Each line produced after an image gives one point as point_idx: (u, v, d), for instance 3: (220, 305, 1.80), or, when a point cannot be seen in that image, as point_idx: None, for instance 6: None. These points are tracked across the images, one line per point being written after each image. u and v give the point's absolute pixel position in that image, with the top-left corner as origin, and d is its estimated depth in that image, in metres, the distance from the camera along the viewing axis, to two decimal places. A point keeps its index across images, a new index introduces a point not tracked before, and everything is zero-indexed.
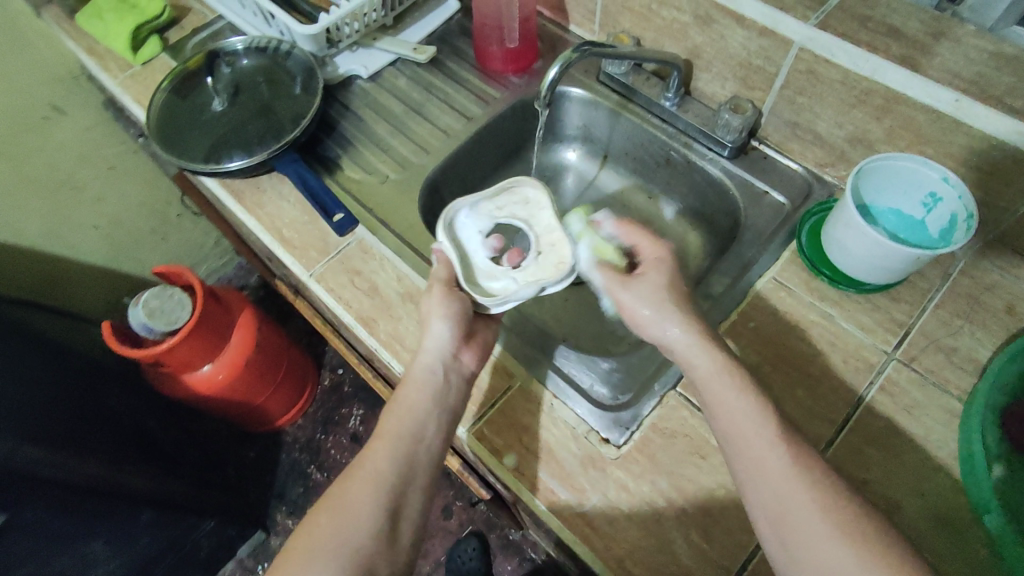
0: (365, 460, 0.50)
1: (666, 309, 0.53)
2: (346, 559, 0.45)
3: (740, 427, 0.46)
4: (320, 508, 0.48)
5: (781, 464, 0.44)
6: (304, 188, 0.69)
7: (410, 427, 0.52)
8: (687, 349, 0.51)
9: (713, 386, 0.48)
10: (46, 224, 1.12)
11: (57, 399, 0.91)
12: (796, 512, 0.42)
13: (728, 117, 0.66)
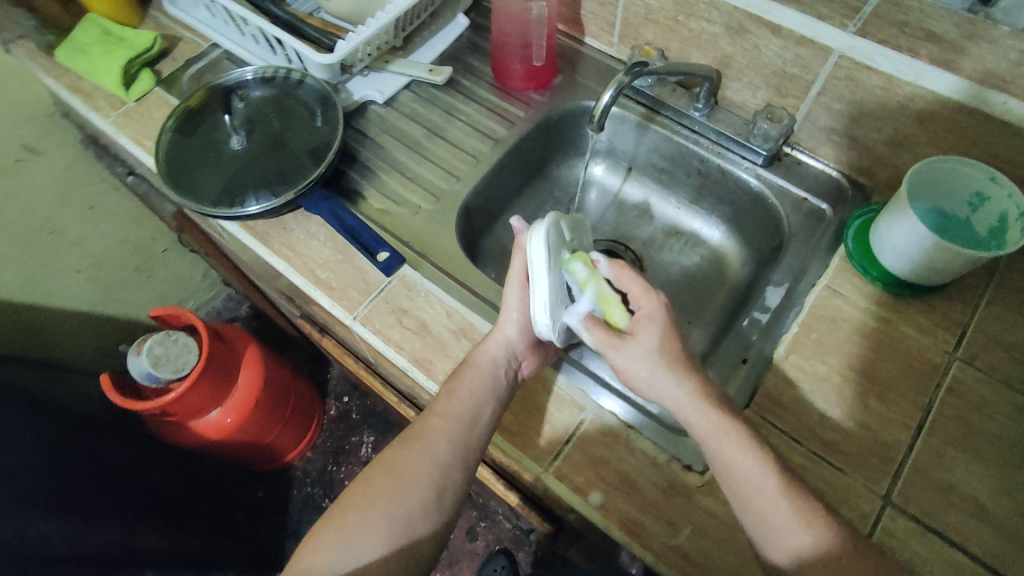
0: (421, 434, 0.56)
1: (664, 373, 0.52)
2: (393, 519, 0.53)
3: (736, 464, 0.48)
4: (379, 466, 0.55)
5: (776, 499, 0.47)
6: (343, 229, 0.66)
7: (466, 414, 0.56)
8: (687, 412, 0.50)
9: (704, 428, 0.49)
10: (26, 273, 1.04)
11: (58, 465, 0.85)
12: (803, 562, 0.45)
13: (767, 127, 0.66)
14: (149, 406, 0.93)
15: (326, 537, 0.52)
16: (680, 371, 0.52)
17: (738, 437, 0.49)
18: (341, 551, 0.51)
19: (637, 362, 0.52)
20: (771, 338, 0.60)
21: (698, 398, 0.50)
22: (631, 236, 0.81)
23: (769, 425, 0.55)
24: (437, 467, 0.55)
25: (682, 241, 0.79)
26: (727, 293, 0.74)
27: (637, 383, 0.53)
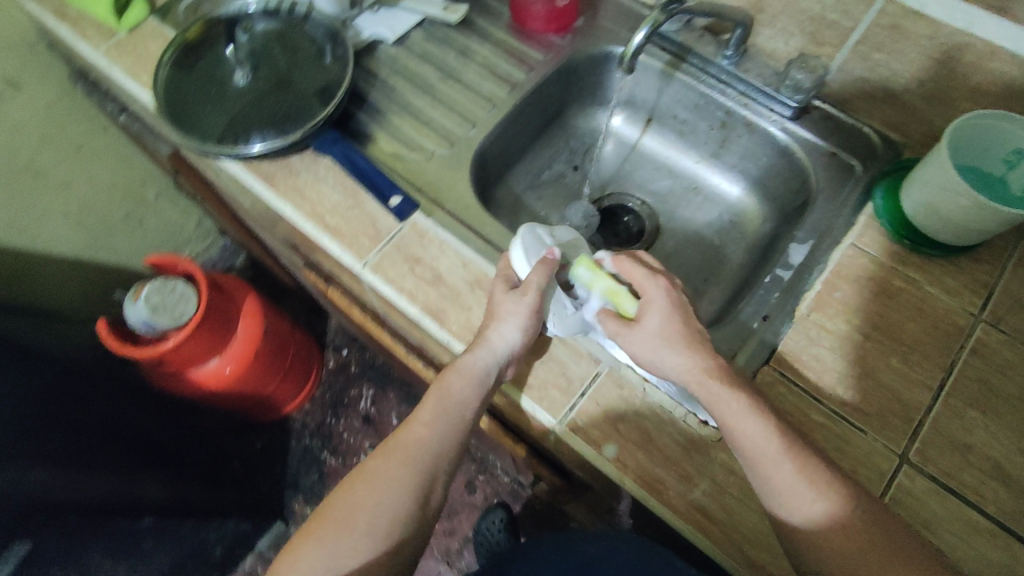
0: (383, 458, 0.55)
1: (670, 348, 0.51)
2: (371, 534, 0.52)
3: (753, 440, 0.47)
4: (337, 498, 0.54)
5: (799, 475, 0.45)
6: (355, 172, 0.64)
7: (430, 437, 0.55)
8: (689, 381, 0.50)
9: (717, 403, 0.48)
10: (13, 216, 1.00)
11: (63, 407, 0.83)
12: (813, 525, 0.45)
13: (800, 77, 0.63)
14: (146, 352, 0.91)
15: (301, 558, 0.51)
16: (687, 343, 0.51)
17: (752, 409, 0.47)
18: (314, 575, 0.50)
19: (644, 337, 0.52)
20: (794, 295, 0.59)
21: (702, 367, 0.50)
22: (647, 191, 0.79)
23: (789, 382, 0.55)
24: (399, 496, 0.53)
25: (700, 197, 0.77)
26: (746, 251, 0.73)
27: (642, 363, 0.52)
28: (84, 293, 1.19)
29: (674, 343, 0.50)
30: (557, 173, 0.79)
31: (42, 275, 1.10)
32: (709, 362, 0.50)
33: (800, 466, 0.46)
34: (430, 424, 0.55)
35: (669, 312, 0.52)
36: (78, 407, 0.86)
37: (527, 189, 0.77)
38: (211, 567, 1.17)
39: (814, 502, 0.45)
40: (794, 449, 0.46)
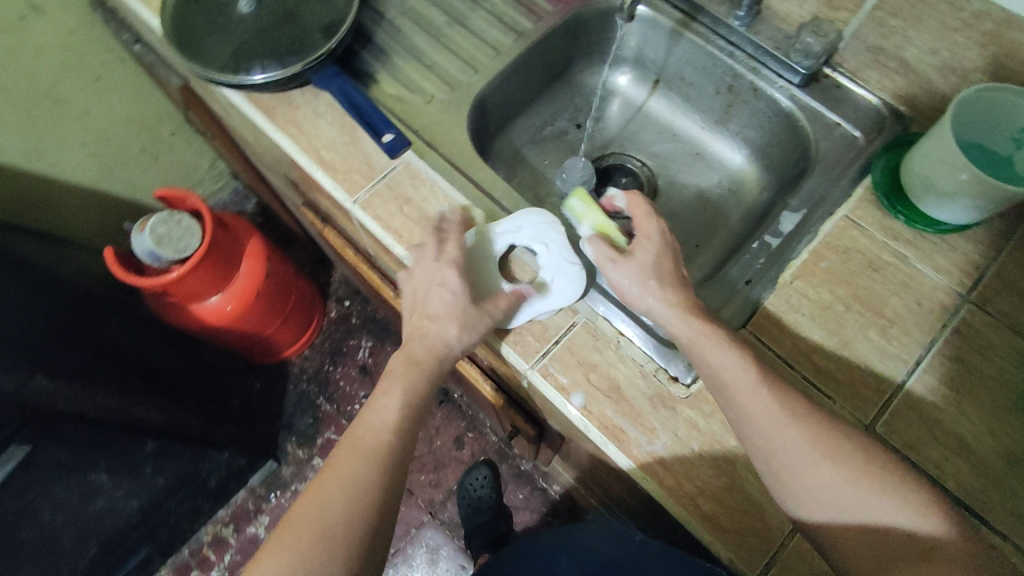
0: (326, 473, 0.52)
1: (653, 287, 0.52)
2: (344, 536, 0.49)
3: (810, 463, 0.45)
4: (282, 527, 0.51)
5: (855, 496, 0.45)
6: (350, 106, 0.64)
7: (371, 444, 0.53)
8: (671, 318, 0.50)
9: (767, 423, 0.46)
10: (31, 141, 1.01)
11: (58, 330, 0.86)
12: (794, 461, 0.45)
13: (811, 41, 0.62)
14: (150, 283, 0.93)
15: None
16: (670, 284, 0.53)
17: (805, 428, 0.46)
18: None
19: (635, 278, 0.53)
20: (780, 261, 0.58)
21: (685, 304, 0.51)
22: (649, 153, 0.78)
23: (763, 346, 0.55)
24: (346, 505, 0.50)
25: (702, 163, 0.76)
26: (741, 220, 0.72)
27: (625, 295, 0.53)
28: (97, 224, 1.22)
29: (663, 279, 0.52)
30: (559, 129, 0.79)
31: (56, 201, 1.12)
32: (689, 304, 0.51)
33: (858, 484, 0.45)
34: (372, 434, 0.54)
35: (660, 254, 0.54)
36: (76, 337, 0.88)
37: (527, 143, 0.77)
38: (205, 497, 1.21)
39: (868, 522, 0.45)
40: (852, 471, 0.45)
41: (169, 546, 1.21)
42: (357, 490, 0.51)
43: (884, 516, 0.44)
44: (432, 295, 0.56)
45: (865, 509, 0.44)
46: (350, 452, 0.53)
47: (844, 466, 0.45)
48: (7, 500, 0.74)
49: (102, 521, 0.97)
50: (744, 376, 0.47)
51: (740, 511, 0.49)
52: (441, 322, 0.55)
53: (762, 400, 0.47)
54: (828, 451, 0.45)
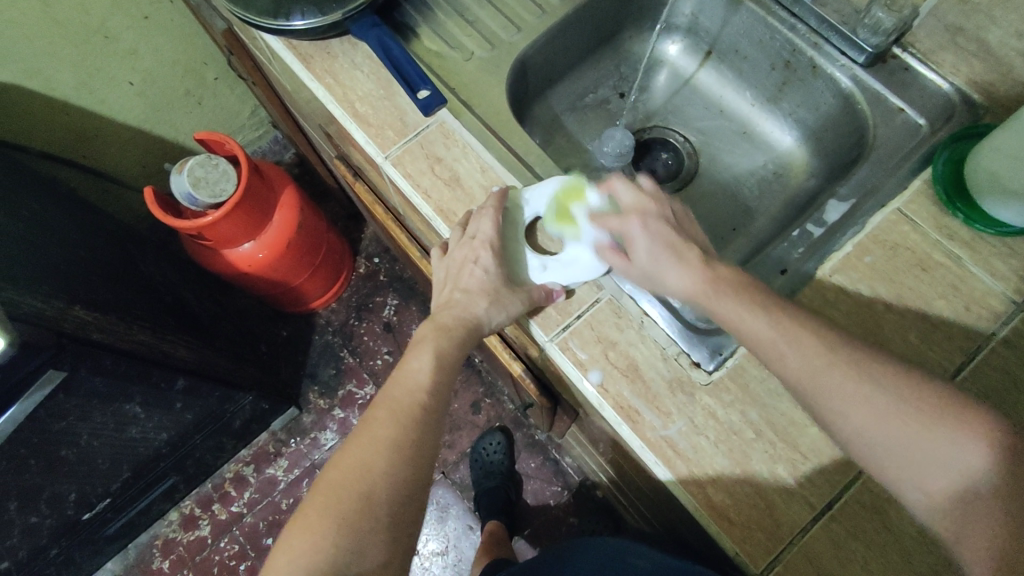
0: (363, 436, 0.52)
1: (671, 264, 0.49)
2: (378, 497, 0.49)
3: (875, 421, 0.42)
4: (320, 488, 0.50)
5: (926, 441, 0.41)
6: (387, 60, 0.62)
7: (406, 405, 0.53)
8: (695, 296, 0.48)
9: (828, 388, 0.43)
10: (82, 77, 1.02)
11: (86, 267, 0.88)
12: (850, 402, 0.42)
13: (881, 16, 0.58)
14: (186, 225, 0.95)
15: (305, 541, 0.47)
16: (686, 256, 0.49)
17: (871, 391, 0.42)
18: (325, 549, 0.46)
19: (650, 260, 0.50)
20: (820, 254, 0.55)
21: (705, 278, 0.48)
22: (693, 128, 0.75)
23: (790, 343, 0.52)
24: (389, 464, 0.50)
25: (747, 143, 0.73)
26: (782, 206, 0.69)
27: (651, 285, 0.51)
28: (140, 163, 1.24)
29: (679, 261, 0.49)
30: (601, 98, 0.76)
31: (102, 138, 1.14)
32: (712, 275, 0.48)
33: (917, 419, 0.41)
34: (406, 396, 0.54)
35: (665, 227, 0.51)
36: (105, 276, 0.91)
37: (567, 109, 0.74)
38: (230, 436, 1.25)
39: (957, 480, 0.40)
40: (925, 425, 0.41)
41: (193, 478, 1.27)
42: (398, 450, 0.51)
43: (965, 464, 0.40)
44: (466, 271, 0.56)
45: (947, 457, 0.40)
46: (386, 415, 0.53)
47: (919, 418, 0.41)
48: (50, 420, 0.78)
49: (135, 449, 1.02)
50: (801, 332, 0.44)
51: (751, 506, 0.48)
52: (472, 298, 0.56)
53: (812, 354, 0.44)
54: (894, 406, 0.42)
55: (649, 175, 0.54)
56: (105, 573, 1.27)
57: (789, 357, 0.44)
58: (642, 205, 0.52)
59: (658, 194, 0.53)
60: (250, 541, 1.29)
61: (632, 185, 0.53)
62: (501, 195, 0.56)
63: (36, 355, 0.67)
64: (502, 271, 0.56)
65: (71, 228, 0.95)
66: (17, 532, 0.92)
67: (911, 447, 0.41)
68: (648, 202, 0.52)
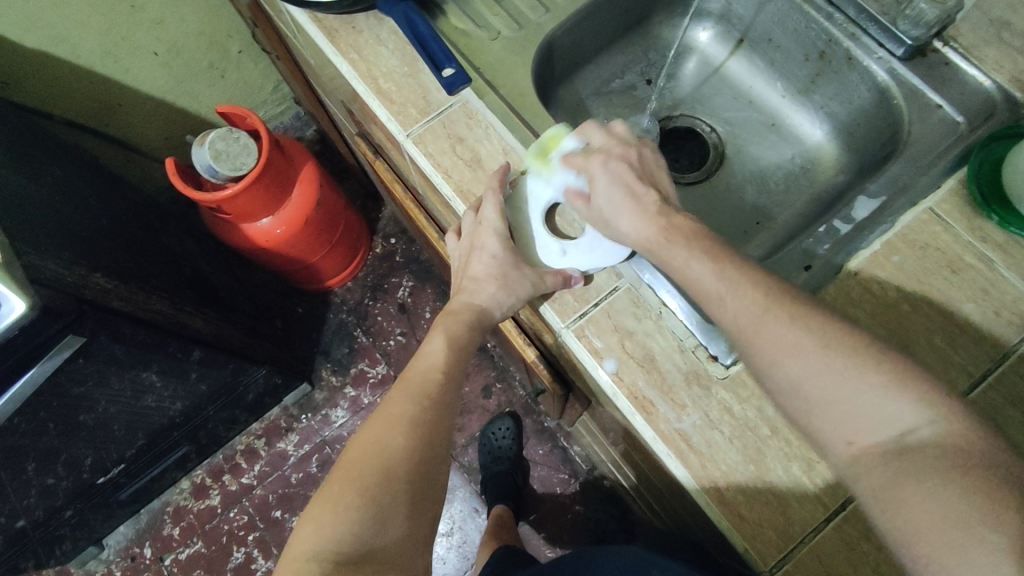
0: (381, 413, 0.53)
1: (625, 206, 0.51)
2: (400, 471, 0.49)
3: (808, 372, 0.41)
4: (341, 463, 0.50)
5: (855, 397, 0.40)
6: (412, 36, 0.60)
7: (423, 384, 0.55)
8: (643, 244, 0.49)
9: (763, 338, 0.43)
10: (107, 45, 1.02)
11: (109, 237, 0.89)
12: (782, 358, 0.42)
13: (924, 7, 0.55)
14: (207, 196, 0.95)
15: (327, 513, 0.47)
16: (642, 200, 0.51)
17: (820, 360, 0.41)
18: (349, 520, 0.46)
19: (606, 202, 0.52)
20: (847, 250, 0.54)
21: (654, 226, 0.49)
22: (721, 118, 0.73)
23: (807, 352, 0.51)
24: (408, 439, 0.51)
25: (775, 135, 0.71)
26: (809, 201, 0.67)
27: (609, 230, 0.53)
28: (163, 134, 1.25)
29: (629, 209, 0.50)
30: (627, 83, 0.74)
31: (125, 108, 1.15)
32: (663, 222, 0.49)
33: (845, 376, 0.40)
34: (423, 376, 0.55)
35: (625, 170, 0.52)
36: (129, 245, 0.92)
37: (592, 94, 0.73)
38: (242, 408, 1.26)
39: (878, 433, 0.39)
40: (851, 377, 0.40)
41: (205, 448, 1.29)
42: (415, 425, 0.51)
43: (898, 420, 0.39)
44: (474, 258, 0.58)
45: (878, 412, 0.39)
46: (404, 394, 0.54)
47: (848, 374, 0.40)
48: (70, 383, 0.79)
49: (150, 416, 1.04)
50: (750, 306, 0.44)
51: (763, 502, 0.47)
52: (481, 283, 0.57)
53: (753, 309, 0.43)
54: (824, 356, 0.41)
55: (623, 125, 0.56)
56: (117, 536, 1.30)
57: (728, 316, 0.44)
58: (608, 148, 0.54)
59: (629, 140, 0.55)
60: (259, 513, 1.31)
61: (604, 129, 0.56)
62: (501, 172, 0.56)
63: (57, 319, 0.67)
64: (510, 254, 0.56)
65: (94, 196, 0.96)
66: (34, 490, 0.94)
67: (837, 403, 0.40)
68: (614, 146, 0.54)
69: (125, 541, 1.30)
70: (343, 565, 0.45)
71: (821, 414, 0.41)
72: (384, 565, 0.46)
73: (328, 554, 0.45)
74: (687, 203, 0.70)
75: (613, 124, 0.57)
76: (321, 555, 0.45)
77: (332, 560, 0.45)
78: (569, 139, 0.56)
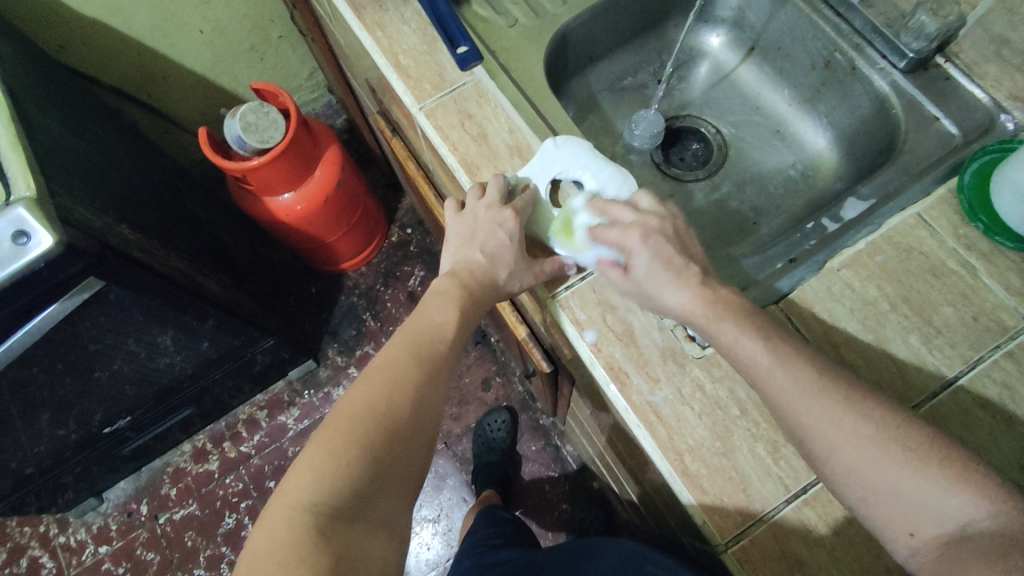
0: (385, 374, 0.50)
1: (666, 280, 0.50)
2: (402, 438, 0.48)
3: (871, 465, 0.41)
4: (340, 414, 0.48)
5: (915, 487, 0.40)
6: (433, 14, 0.65)
7: (430, 356, 0.53)
8: (693, 317, 0.48)
9: (814, 412, 0.43)
10: (156, 20, 1.08)
11: (138, 196, 0.93)
12: (833, 433, 0.42)
13: (925, 20, 0.57)
14: (233, 166, 1.00)
15: (324, 468, 0.44)
16: (684, 275, 0.50)
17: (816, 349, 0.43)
18: (347, 479, 0.44)
19: (646, 277, 0.51)
20: (832, 247, 0.55)
21: (702, 303, 0.48)
22: (727, 121, 0.76)
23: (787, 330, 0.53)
24: (413, 408, 0.49)
25: (780, 141, 0.73)
26: (805, 204, 0.69)
27: (650, 304, 0.51)
28: (199, 109, 1.31)
29: (676, 284, 0.49)
30: (639, 82, 0.77)
31: (167, 80, 1.21)
32: (710, 294, 0.48)
33: (898, 460, 0.40)
34: (429, 348, 0.53)
35: (665, 245, 0.51)
36: (155, 207, 0.96)
37: (604, 90, 0.76)
38: (248, 378, 1.30)
39: (936, 520, 0.39)
40: (909, 465, 0.40)
41: (209, 413, 1.32)
42: (419, 391, 0.50)
43: (958, 512, 0.39)
44: (486, 234, 0.57)
45: (936, 503, 0.39)
46: (410, 357, 0.52)
47: (898, 450, 0.41)
48: (86, 336, 0.84)
49: (159, 376, 1.07)
50: None
51: (724, 479, 0.49)
52: (490, 261, 0.56)
53: (802, 381, 0.43)
54: (887, 447, 0.41)
55: (648, 196, 0.56)
56: (117, 490, 1.34)
57: (781, 390, 0.44)
58: (643, 221, 0.53)
59: (661, 213, 0.54)
60: (254, 482, 1.34)
61: (631, 208, 0.54)
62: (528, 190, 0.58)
63: (80, 261, 0.70)
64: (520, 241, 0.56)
65: (128, 157, 1.01)
66: (44, 437, 0.99)
67: (887, 484, 0.40)
68: (648, 219, 0.53)
69: (124, 496, 1.33)
70: (338, 519, 0.43)
71: (872, 494, 0.41)
72: (375, 526, 0.45)
73: (324, 505, 0.43)
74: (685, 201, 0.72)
75: (639, 196, 0.56)
76: (319, 506, 0.43)
77: (328, 513, 0.43)
78: (587, 212, 0.56)
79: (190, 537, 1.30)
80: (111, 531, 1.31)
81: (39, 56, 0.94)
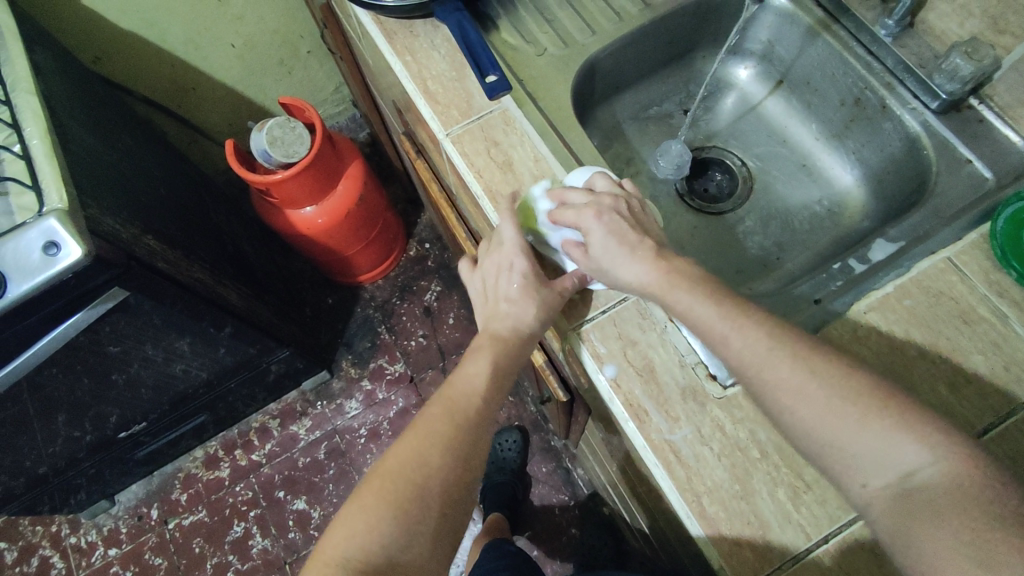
0: (418, 430, 0.51)
1: (623, 256, 0.50)
2: (433, 494, 0.48)
3: (818, 415, 0.41)
4: (376, 471, 0.49)
5: (862, 441, 0.40)
6: (463, 43, 0.65)
7: (464, 409, 0.52)
8: (650, 288, 0.49)
9: (767, 367, 0.43)
10: (191, 34, 1.10)
11: (164, 207, 0.95)
12: (784, 386, 0.42)
13: (959, 62, 0.56)
14: (258, 179, 1.01)
15: (355, 526, 0.46)
16: (639, 251, 0.50)
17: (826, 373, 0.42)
18: (375, 537, 0.46)
19: (602, 253, 0.51)
20: (859, 289, 0.54)
21: (658, 273, 0.49)
22: (753, 154, 0.75)
23: None
24: (444, 463, 0.49)
25: (806, 175, 0.72)
26: (831, 241, 0.68)
27: (611, 279, 0.52)
28: (227, 120, 1.34)
29: (629, 258, 0.50)
30: (664, 112, 0.77)
31: (197, 91, 1.23)
32: (666, 266, 0.49)
33: (846, 408, 0.40)
34: (463, 401, 0.52)
35: (620, 221, 0.52)
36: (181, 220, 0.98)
37: (629, 118, 0.76)
38: (262, 387, 1.31)
39: (882, 465, 0.39)
40: (862, 419, 0.40)
41: (222, 420, 1.33)
42: (452, 448, 0.50)
43: (907, 459, 0.38)
44: (502, 281, 0.56)
45: (882, 452, 0.39)
46: (441, 411, 0.52)
47: (848, 403, 0.40)
48: (106, 341, 0.85)
49: (176, 382, 1.09)
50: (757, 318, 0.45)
51: (743, 523, 0.48)
52: (511, 305, 0.55)
53: (759, 339, 0.44)
54: (836, 402, 0.41)
55: (604, 177, 0.56)
56: (129, 493, 1.35)
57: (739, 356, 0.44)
58: (596, 201, 0.53)
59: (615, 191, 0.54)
60: (264, 491, 1.34)
61: (584, 189, 0.55)
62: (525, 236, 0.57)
63: (106, 271, 0.71)
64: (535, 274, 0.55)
65: (157, 169, 1.02)
66: (60, 439, 1.01)
67: (834, 435, 0.40)
68: (602, 198, 0.53)
69: (134, 500, 1.35)
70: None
71: (822, 445, 0.41)
72: None
73: (356, 563, 0.45)
74: (708, 233, 0.71)
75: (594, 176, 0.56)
76: (351, 563, 0.45)
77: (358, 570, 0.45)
78: (547, 200, 0.57)
79: (197, 544, 1.30)
80: (120, 534, 1.32)
81: (77, 67, 0.97)
